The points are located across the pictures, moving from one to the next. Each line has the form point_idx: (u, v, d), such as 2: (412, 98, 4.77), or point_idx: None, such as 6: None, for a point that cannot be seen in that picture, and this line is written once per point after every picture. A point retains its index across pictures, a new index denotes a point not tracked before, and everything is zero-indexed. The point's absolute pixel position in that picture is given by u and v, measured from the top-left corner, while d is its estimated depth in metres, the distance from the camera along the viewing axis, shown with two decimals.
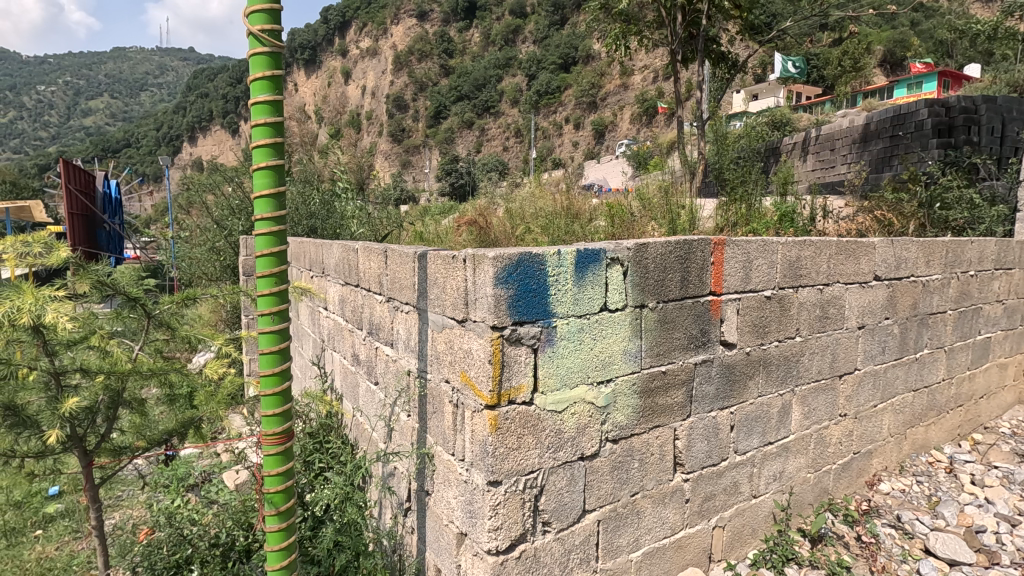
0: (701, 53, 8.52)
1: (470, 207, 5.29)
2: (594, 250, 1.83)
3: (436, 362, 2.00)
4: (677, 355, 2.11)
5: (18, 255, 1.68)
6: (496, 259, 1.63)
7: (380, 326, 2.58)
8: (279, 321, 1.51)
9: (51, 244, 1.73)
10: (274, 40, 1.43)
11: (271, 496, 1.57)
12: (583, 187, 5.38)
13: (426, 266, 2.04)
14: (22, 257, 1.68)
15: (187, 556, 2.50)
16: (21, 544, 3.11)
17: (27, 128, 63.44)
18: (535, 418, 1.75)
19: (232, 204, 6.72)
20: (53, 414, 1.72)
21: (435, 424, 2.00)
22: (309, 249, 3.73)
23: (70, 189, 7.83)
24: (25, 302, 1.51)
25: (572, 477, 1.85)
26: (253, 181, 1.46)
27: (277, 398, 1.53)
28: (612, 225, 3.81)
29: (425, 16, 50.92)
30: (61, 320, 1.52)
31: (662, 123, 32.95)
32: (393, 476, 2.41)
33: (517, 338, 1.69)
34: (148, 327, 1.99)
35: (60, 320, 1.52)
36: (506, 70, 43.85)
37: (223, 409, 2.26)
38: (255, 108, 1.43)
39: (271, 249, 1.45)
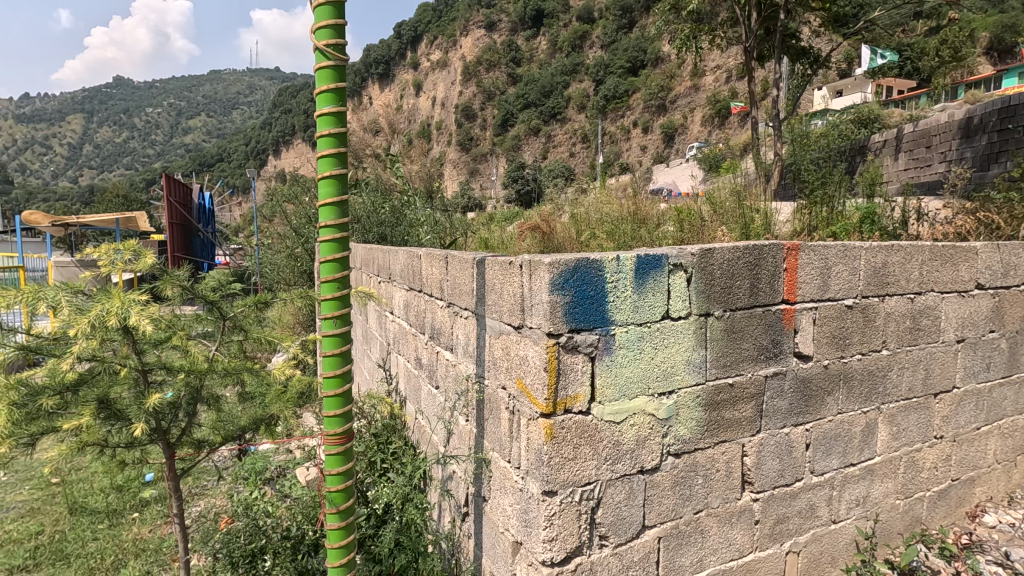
0: (778, 50, 8.12)
1: (535, 214, 5.29)
2: (656, 255, 1.76)
3: (493, 368, 2.00)
4: (746, 367, 1.99)
5: (111, 261, 1.84)
6: (552, 265, 1.61)
7: (441, 330, 2.62)
8: (340, 325, 1.56)
9: (139, 251, 1.88)
10: (339, 54, 1.49)
11: (332, 494, 1.61)
12: (650, 192, 5.25)
13: (484, 272, 2.05)
14: (115, 263, 1.85)
15: (261, 546, 2.66)
16: (121, 525, 3.46)
17: (137, 147, 70.49)
18: (592, 428, 1.71)
19: (309, 213, 7.12)
20: (139, 408, 1.82)
21: (493, 430, 2.00)
22: (377, 256, 3.86)
23: (170, 201, 8.59)
24: (113, 305, 1.61)
25: (631, 491, 1.78)
26: (319, 190, 1.52)
27: (338, 398, 1.58)
28: (680, 230, 3.68)
29: (493, 26, 51.73)
30: (145, 322, 1.61)
31: (735, 124, 31.71)
32: (452, 480, 2.44)
33: (574, 345, 1.66)
34: (226, 329, 2.10)
35: (144, 322, 1.61)
36: (573, 76, 43.69)
37: (294, 409, 2.33)
38: (320, 119, 1.50)
39: (334, 256, 1.51)
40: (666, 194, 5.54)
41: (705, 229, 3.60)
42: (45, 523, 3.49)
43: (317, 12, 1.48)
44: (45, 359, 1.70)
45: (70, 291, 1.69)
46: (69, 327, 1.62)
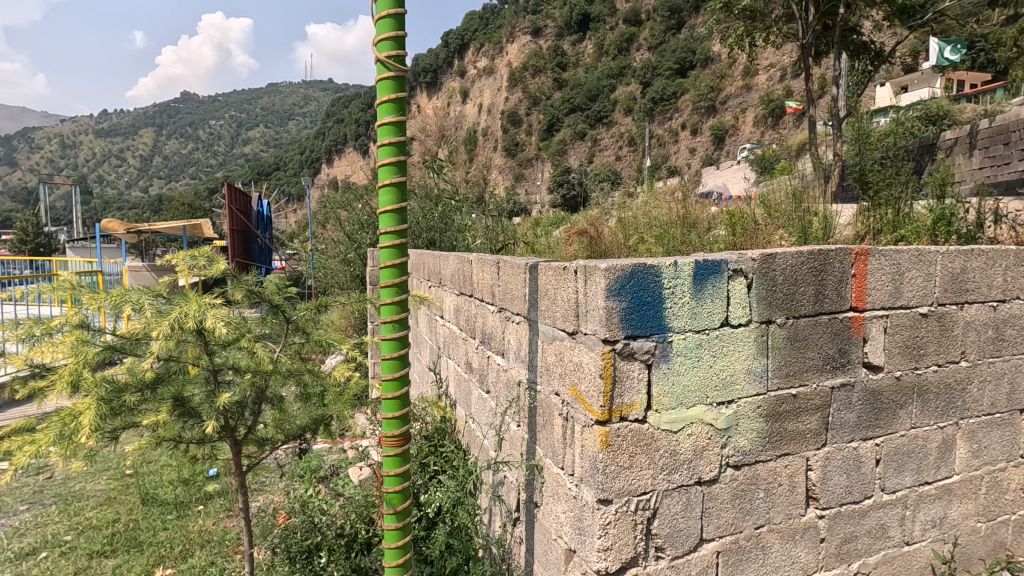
0: (838, 46, 7.80)
1: (582, 218, 5.25)
2: (715, 261, 1.72)
3: (547, 373, 1.99)
4: (811, 377, 1.91)
5: (187, 267, 1.95)
6: (608, 271, 1.59)
7: (493, 335, 2.63)
8: (399, 329, 1.60)
9: (212, 257, 1.99)
10: (399, 65, 1.54)
11: (389, 495, 1.64)
12: (701, 196, 5.13)
13: (538, 277, 2.05)
14: (190, 269, 1.96)
15: (317, 542, 2.76)
16: (187, 517, 3.66)
17: (202, 158, 74.58)
18: (649, 437, 1.67)
19: (361, 219, 7.33)
20: (211, 406, 1.91)
21: (546, 436, 1.99)
22: (427, 261, 3.93)
23: (231, 209, 9.05)
24: (190, 308, 1.70)
25: (689, 503, 1.74)
26: (380, 197, 1.56)
27: (396, 401, 1.61)
28: (733, 234, 3.56)
29: (539, 32, 51.93)
30: (218, 324, 1.69)
31: (790, 124, 30.59)
32: (503, 485, 2.45)
33: (629, 353, 1.64)
34: (288, 332, 2.18)
35: (217, 324, 1.69)
36: (619, 79, 43.29)
37: (350, 409, 2.38)
38: (381, 129, 1.54)
39: (393, 262, 1.54)
40: (717, 194, 5.52)
41: (759, 232, 3.49)
42: (121, 511, 3.73)
43: (379, 25, 1.53)
44: (126, 359, 1.81)
45: (151, 294, 1.81)
46: (149, 327, 1.72)
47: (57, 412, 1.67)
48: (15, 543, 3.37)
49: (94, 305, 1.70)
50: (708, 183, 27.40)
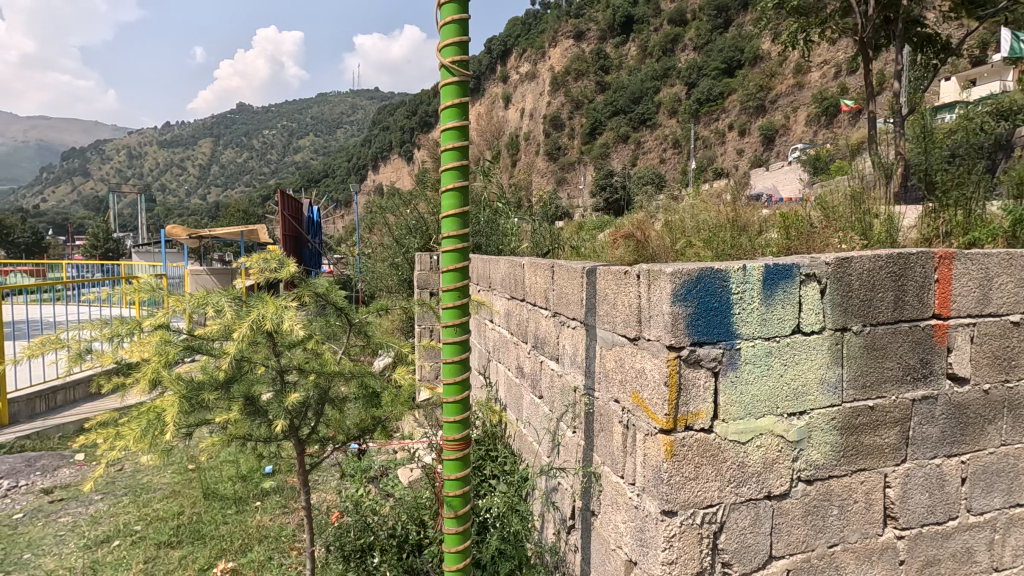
0: (899, 40, 7.43)
1: (627, 221, 5.17)
2: (786, 265, 1.64)
3: (606, 380, 1.96)
4: (889, 389, 1.80)
5: (260, 270, 2.02)
6: (674, 275, 1.55)
7: (546, 340, 2.62)
8: (460, 333, 1.60)
9: (283, 261, 2.05)
10: (462, 71, 1.54)
11: (451, 498, 1.65)
12: (751, 198, 4.97)
13: (597, 282, 2.02)
14: (263, 272, 2.02)
15: (370, 542, 2.80)
16: (246, 512, 3.80)
17: (256, 167, 77.84)
18: (716, 447, 1.62)
19: (408, 224, 7.45)
20: (279, 406, 1.96)
21: (604, 443, 1.96)
22: (476, 266, 3.96)
23: (284, 215, 9.40)
24: (266, 310, 1.76)
25: (758, 518, 1.67)
26: (443, 202, 1.57)
27: (457, 405, 1.62)
28: (787, 237, 3.39)
29: (582, 35, 51.74)
30: (290, 326, 1.73)
31: (846, 122, 29.29)
32: (557, 492, 2.43)
33: (696, 360, 1.58)
34: (351, 335, 2.23)
35: (290, 326, 1.73)
36: (663, 81, 42.60)
37: (406, 411, 2.41)
38: (445, 134, 1.55)
39: (456, 265, 1.55)
40: (768, 196, 5.34)
41: (815, 236, 3.28)
42: (185, 504, 3.90)
43: (444, 32, 1.54)
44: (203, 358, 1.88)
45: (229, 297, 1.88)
46: (226, 328, 1.78)
47: (142, 408, 1.76)
48: (90, 530, 3.56)
49: (179, 306, 1.80)
50: (757, 184, 26.55)
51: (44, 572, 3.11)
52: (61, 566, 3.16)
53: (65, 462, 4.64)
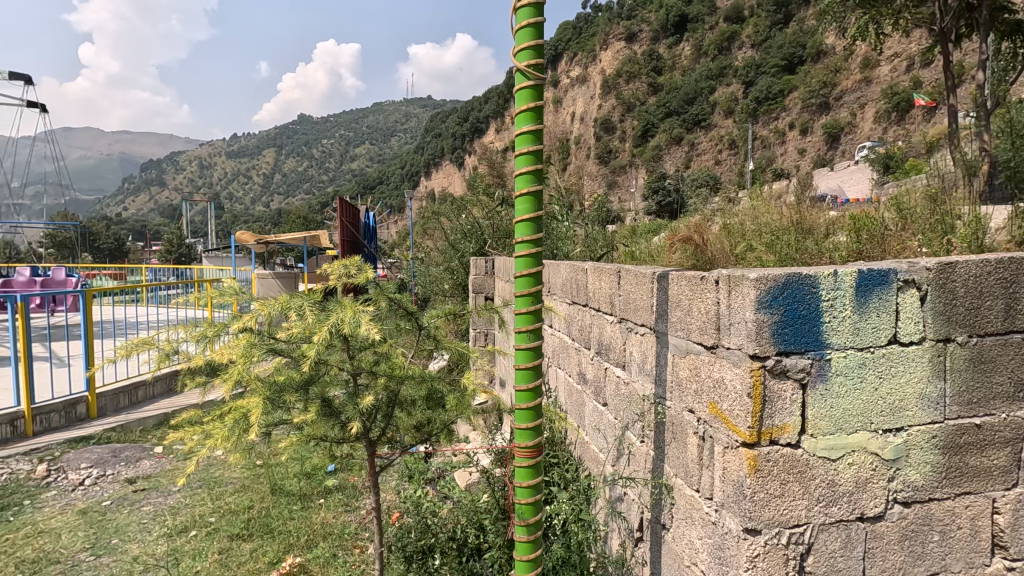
0: (982, 28, 6.95)
1: (684, 223, 5.05)
2: (881, 270, 1.53)
3: (678, 389, 1.90)
4: (999, 406, 1.65)
5: (340, 277, 2.09)
6: (759, 281, 1.48)
7: (611, 346, 2.57)
8: (533, 339, 1.58)
9: (361, 266, 2.13)
10: (537, 74, 1.53)
11: (522, 506, 1.63)
12: (816, 197, 4.77)
13: (669, 288, 1.96)
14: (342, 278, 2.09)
15: (431, 543, 2.82)
16: (311, 508, 3.91)
17: (315, 175, 81.11)
18: (803, 464, 1.52)
19: (463, 229, 7.54)
20: (354, 408, 2.00)
21: (676, 454, 1.90)
22: None
23: (342, 222, 9.75)
24: (347, 314, 1.80)
25: (849, 541, 1.56)
26: (516, 207, 1.56)
27: (530, 412, 1.60)
28: (858, 239, 2.91)
29: (634, 37, 51.12)
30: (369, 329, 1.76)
31: (919, 117, 27.49)
32: (623, 502, 2.37)
33: (782, 370, 1.50)
34: (421, 339, 2.26)
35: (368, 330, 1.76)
36: (719, 80, 41.42)
37: (471, 415, 2.41)
38: (520, 138, 1.54)
39: (530, 271, 1.53)
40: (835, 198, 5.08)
41: (890, 238, 2.87)
42: (255, 499, 4.06)
43: (519, 36, 1.54)
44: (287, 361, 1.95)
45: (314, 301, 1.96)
46: (309, 331, 1.85)
47: (230, 406, 1.84)
48: (170, 520, 3.77)
49: (266, 309, 1.88)
50: (819, 185, 25.31)
51: (130, 557, 3.30)
52: (145, 552, 3.35)
53: (146, 454, 4.94)
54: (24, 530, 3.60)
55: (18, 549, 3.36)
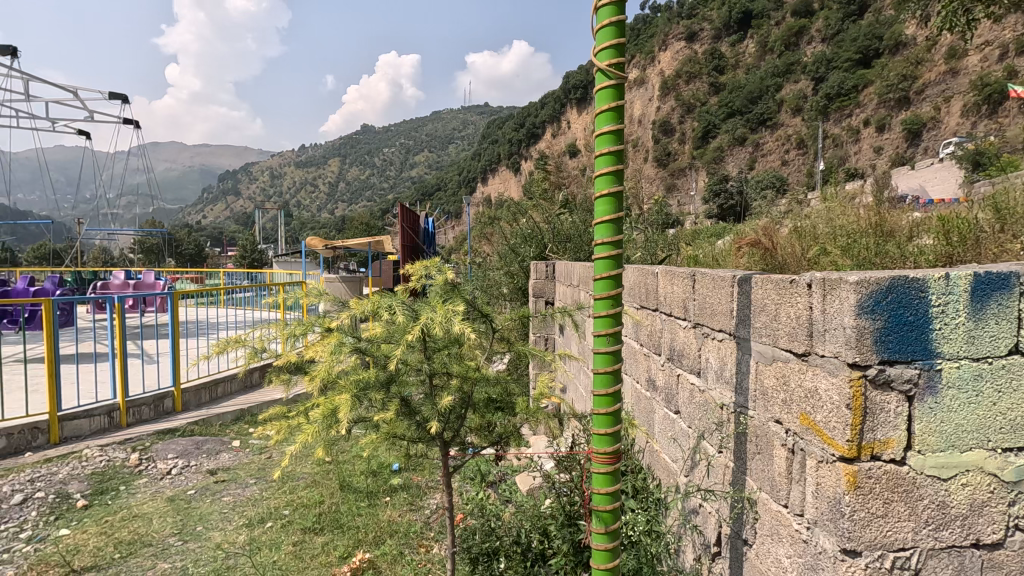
0: None
1: (751, 225, 4.85)
2: (1001, 273, 1.39)
3: (763, 398, 1.81)
4: None
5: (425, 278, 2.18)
6: (859, 285, 1.38)
7: (684, 352, 2.49)
8: (613, 342, 1.54)
9: (440, 268, 2.18)
10: (619, 72, 1.49)
11: (600, 513, 1.60)
12: (899, 197, 4.47)
13: (752, 292, 1.87)
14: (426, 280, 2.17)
15: (496, 547, 2.82)
16: (378, 505, 4.01)
17: (377, 183, 83.89)
18: (910, 482, 1.41)
19: (523, 233, 7.57)
20: (432, 408, 2.03)
21: (760, 466, 1.81)
22: None
23: (403, 227, 10.02)
24: (436, 315, 1.85)
25: (962, 569, 1.43)
26: (596, 209, 1.54)
27: (609, 417, 1.57)
28: (949, 240, 2.54)
29: (695, 36, 49.84)
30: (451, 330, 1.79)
31: (1013, 109, 25.20)
32: (698, 514, 2.29)
33: (885, 381, 1.40)
34: (494, 341, 2.27)
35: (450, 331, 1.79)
36: (786, 77, 39.66)
37: (540, 418, 2.40)
38: (600, 139, 1.51)
39: (610, 273, 1.50)
40: (919, 200, 4.73)
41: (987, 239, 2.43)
42: (325, 494, 4.20)
43: (599, 36, 1.51)
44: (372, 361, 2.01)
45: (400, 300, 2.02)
46: (398, 330, 1.92)
47: (318, 402, 1.92)
48: (248, 511, 3.96)
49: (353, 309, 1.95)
50: (897, 185, 23.72)
51: (214, 544, 3.49)
52: (227, 541, 3.53)
53: (225, 447, 5.22)
54: (121, 514, 3.88)
55: (115, 531, 3.62)
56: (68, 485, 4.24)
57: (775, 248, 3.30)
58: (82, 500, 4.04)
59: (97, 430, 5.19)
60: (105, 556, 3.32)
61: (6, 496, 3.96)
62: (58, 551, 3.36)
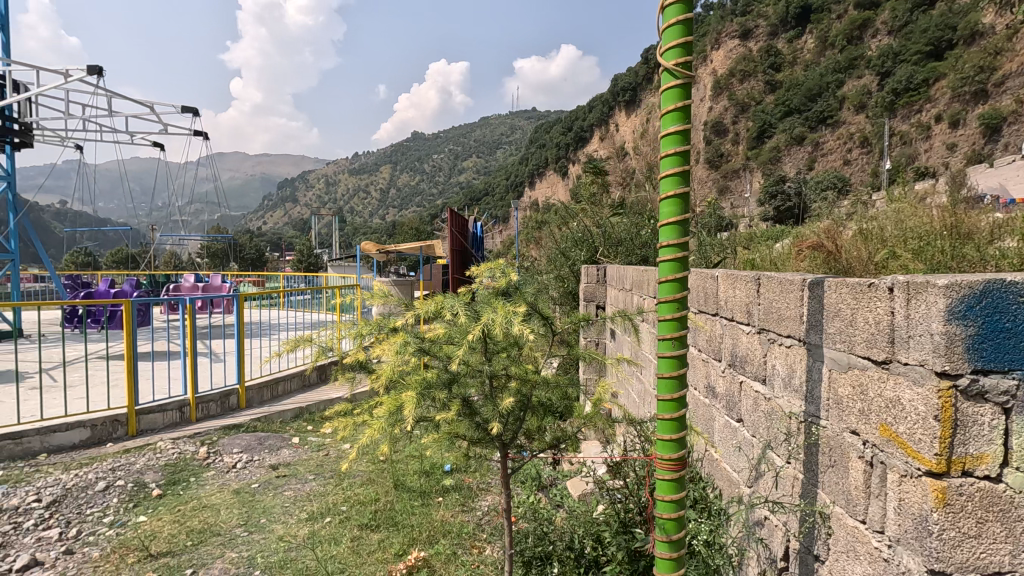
0: None
1: (813, 227, 4.65)
2: None
3: (837, 408, 1.74)
4: None
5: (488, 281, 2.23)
6: (949, 288, 1.28)
7: (747, 359, 2.41)
8: (678, 347, 1.50)
9: (502, 271, 2.22)
10: (686, 72, 1.45)
11: (664, 521, 1.57)
12: (979, 197, 4.17)
13: (825, 296, 1.78)
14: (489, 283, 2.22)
15: (549, 551, 2.80)
16: (431, 505, 4.07)
17: (426, 188, 85.64)
18: (1006, 502, 1.30)
19: (573, 237, 7.55)
20: (492, 410, 2.04)
21: (835, 479, 1.74)
22: (653, 277, 3.85)
23: (452, 232, 10.19)
24: (499, 316, 1.88)
25: None
26: (661, 210, 1.51)
27: (673, 423, 1.54)
28: None
29: (750, 34, 48.31)
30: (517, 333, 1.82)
31: None
32: (763, 527, 2.20)
33: (978, 392, 1.29)
34: (552, 344, 2.27)
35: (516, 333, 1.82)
36: (848, 73, 37.84)
37: (598, 422, 2.38)
38: (665, 140, 1.48)
39: (675, 276, 1.47)
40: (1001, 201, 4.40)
41: None
42: (380, 491, 4.30)
43: (666, 35, 1.49)
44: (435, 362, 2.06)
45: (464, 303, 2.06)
46: (463, 332, 1.97)
47: (383, 399, 1.98)
48: (308, 506, 4.10)
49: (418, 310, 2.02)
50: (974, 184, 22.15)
51: (276, 536, 3.63)
52: (289, 534, 3.66)
53: (286, 443, 5.44)
54: (192, 503, 4.10)
55: (187, 520, 3.83)
56: (145, 474, 4.52)
57: (839, 252, 3.14)
58: (157, 489, 4.29)
59: (169, 424, 5.52)
60: (179, 542, 3.51)
61: (91, 483, 4.26)
62: (137, 536, 3.59)
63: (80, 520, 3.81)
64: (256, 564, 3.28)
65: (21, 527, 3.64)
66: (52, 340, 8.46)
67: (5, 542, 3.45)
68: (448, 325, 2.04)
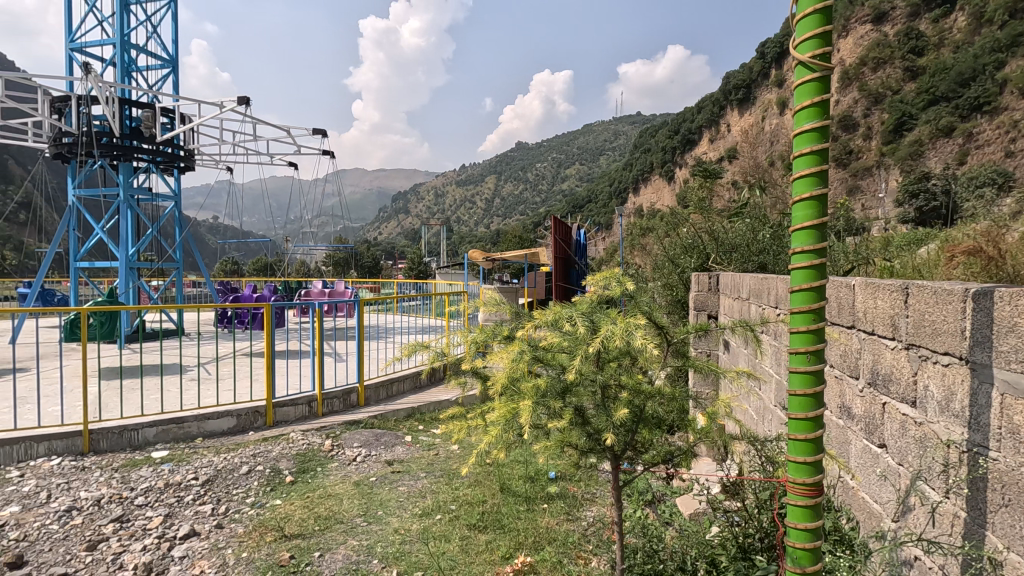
0: None
1: (967, 228, 4.09)
2: None
3: (1013, 439, 1.50)
4: None
5: (601, 291, 2.22)
6: None
7: (892, 378, 2.16)
8: (814, 362, 1.39)
9: (617, 280, 2.20)
10: (824, 64, 1.34)
11: (797, 551, 1.46)
12: None
13: (996, 309, 1.56)
14: (602, 293, 2.21)
15: (659, 570, 2.68)
16: (535, 511, 4.10)
17: (530, 197, 86.98)
18: None
19: (682, 243, 7.27)
20: (605, 419, 2.02)
21: (1010, 521, 1.51)
22: (774, 285, 3.60)
23: (556, 240, 10.27)
24: (618, 327, 1.87)
25: None
26: (793, 214, 1.40)
27: (808, 445, 1.42)
28: None
29: (885, 17, 43.66)
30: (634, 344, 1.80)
31: None
32: (914, 569, 1.96)
33: None
34: (667, 356, 2.20)
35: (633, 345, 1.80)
36: (1010, 52, 32.64)
37: (715, 439, 2.26)
38: (799, 139, 1.38)
39: (811, 286, 1.36)
40: None
41: None
42: (487, 493, 4.40)
43: (800, 27, 1.39)
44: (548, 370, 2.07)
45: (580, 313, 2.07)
46: (578, 341, 1.98)
47: (498, 406, 2.03)
48: (421, 502, 4.30)
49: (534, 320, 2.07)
50: None
51: (392, 529, 3.84)
52: (403, 527, 3.86)
53: (400, 441, 5.75)
54: (319, 491, 4.47)
55: (315, 506, 4.18)
56: (280, 461, 5.00)
57: (1003, 257, 2.74)
58: (290, 476, 4.74)
59: (300, 417, 6.06)
60: (309, 526, 3.84)
61: (237, 466, 4.80)
62: (274, 516, 3.98)
63: (228, 498, 4.30)
64: (374, 553, 3.49)
65: (183, 500, 4.19)
66: (207, 338, 9.68)
67: (171, 513, 4.00)
68: (562, 334, 2.05)
